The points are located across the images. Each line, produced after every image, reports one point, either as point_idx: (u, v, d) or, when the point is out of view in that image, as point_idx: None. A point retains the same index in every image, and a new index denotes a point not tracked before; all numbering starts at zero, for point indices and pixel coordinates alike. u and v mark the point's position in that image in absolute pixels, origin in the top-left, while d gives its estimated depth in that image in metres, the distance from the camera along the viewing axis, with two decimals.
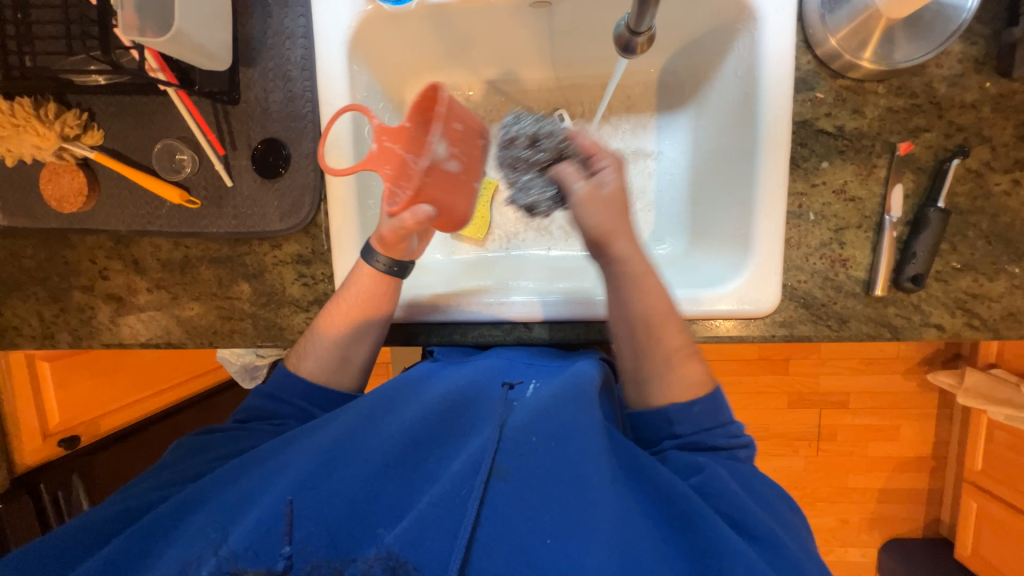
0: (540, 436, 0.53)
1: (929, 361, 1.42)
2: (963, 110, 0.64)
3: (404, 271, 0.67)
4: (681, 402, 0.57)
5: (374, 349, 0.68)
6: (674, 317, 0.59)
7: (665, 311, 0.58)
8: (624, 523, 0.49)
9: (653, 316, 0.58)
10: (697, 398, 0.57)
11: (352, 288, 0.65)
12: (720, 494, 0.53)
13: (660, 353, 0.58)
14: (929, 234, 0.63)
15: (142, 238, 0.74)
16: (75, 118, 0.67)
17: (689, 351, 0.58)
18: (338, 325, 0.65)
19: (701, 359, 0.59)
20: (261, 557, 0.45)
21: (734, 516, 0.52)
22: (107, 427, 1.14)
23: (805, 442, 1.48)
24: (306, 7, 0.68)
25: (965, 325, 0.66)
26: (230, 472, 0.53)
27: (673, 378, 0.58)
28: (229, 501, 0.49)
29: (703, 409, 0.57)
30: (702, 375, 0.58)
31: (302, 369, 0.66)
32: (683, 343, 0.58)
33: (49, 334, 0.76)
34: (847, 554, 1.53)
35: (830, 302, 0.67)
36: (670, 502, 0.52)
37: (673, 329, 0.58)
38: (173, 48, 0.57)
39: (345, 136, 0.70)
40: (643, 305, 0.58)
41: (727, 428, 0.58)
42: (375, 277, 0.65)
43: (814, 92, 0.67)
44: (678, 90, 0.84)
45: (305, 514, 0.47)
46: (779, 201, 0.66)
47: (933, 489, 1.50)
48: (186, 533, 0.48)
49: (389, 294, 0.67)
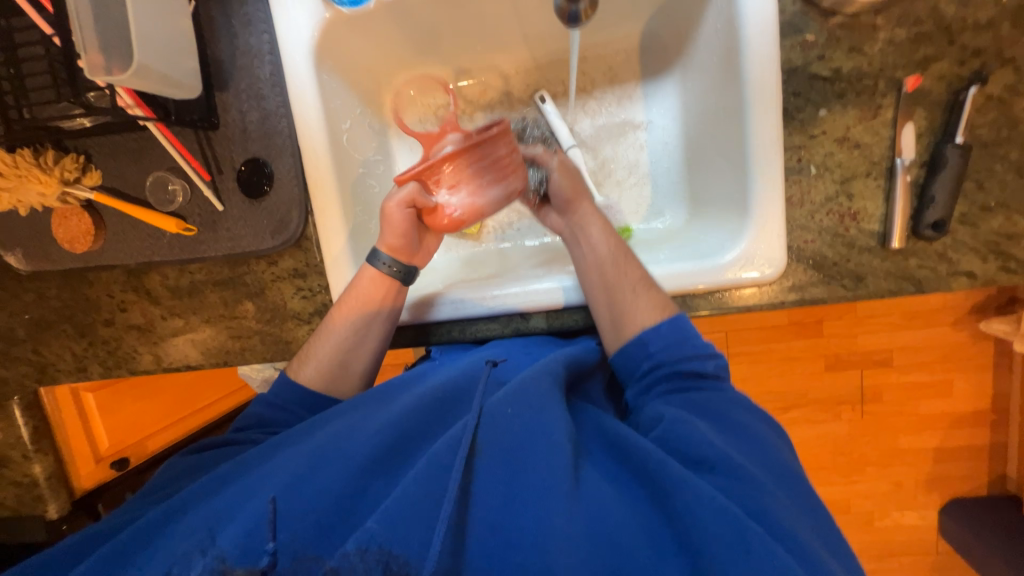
0: (514, 408, 0.54)
1: (980, 308, 1.31)
2: (977, 32, 0.58)
3: (407, 275, 0.69)
4: (648, 325, 0.61)
5: (376, 357, 0.70)
6: (623, 252, 0.66)
7: (616, 255, 0.65)
8: (601, 501, 0.49)
9: (605, 255, 0.66)
10: (659, 320, 0.61)
11: (352, 292, 0.67)
12: (684, 439, 0.52)
13: (625, 281, 0.63)
14: (947, 174, 0.58)
15: (151, 269, 0.77)
16: (73, 162, 0.70)
17: (647, 279, 0.64)
18: (339, 328, 0.67)
19: (657, 287, 0.64)
20: (248, 555, 0.46)
21: (700, 463, 0.51)
22: (154, 447, 1.22)
23: (846, 406, 1.41)
24: (269, 22, 0.68)
25: (999, 270, 0.60)
26: (223, 480, 0.55)
27: (637, 302, 0.62)
28: (219, 506, 0.51)
29: (670, 327, 0.60)
30: (661, 298, 0.63)
31: (302, 376, 0.68)
32: (639, 272, 0.64)
33: (83, 367, 0.81)
34: (904, 517, 1.45)
35: (842, 260, 0.63)
36: (653, 485, 0.50)
37: (632, 262, 0.65)
38: (139, 82, 0.59)
39: (323, 146, 0.70)
40: (603, 246, 0.66)
41: (693, 343, 0.60)
42: (375, 281, 0.67)
43: (804, 35, 0.61)
44: (661, 53, 0.79)
45: (290, 514, 0.48)
46: (774, 157, 0.61)
47: (996, 445, 1.40)
48: (176, 532, 0.50)
49: (389, 297, 0.69)
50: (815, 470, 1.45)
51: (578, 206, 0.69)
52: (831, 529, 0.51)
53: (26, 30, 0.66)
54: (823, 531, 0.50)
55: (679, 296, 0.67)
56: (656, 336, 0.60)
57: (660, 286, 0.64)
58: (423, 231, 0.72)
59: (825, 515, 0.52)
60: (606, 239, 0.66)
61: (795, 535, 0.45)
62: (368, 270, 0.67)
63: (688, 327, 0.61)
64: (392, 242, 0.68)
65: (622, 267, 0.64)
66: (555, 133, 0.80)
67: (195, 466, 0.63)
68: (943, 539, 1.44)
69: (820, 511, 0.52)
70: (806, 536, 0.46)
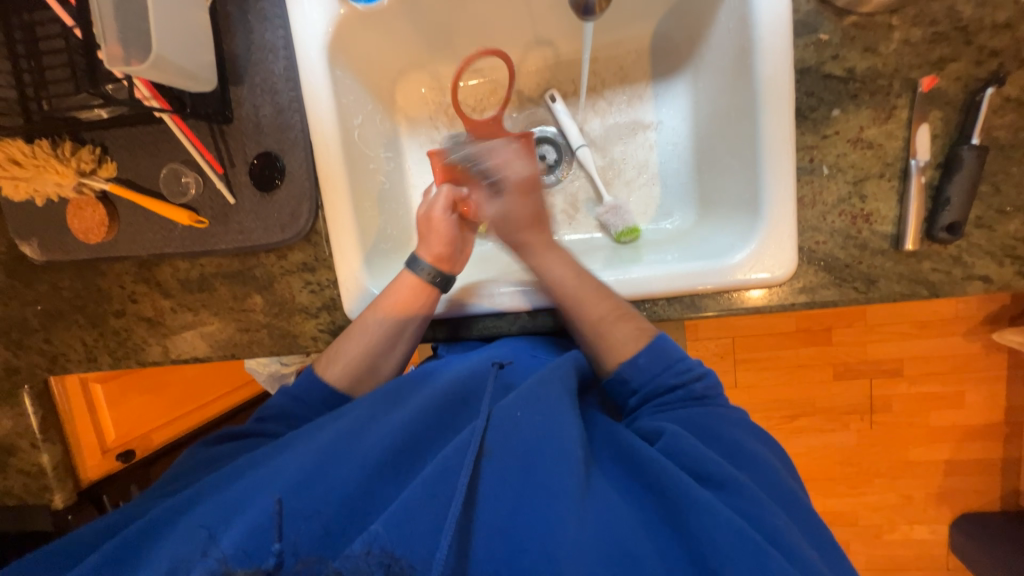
0: (523, 412, 0.54)
1: (994, 319, 1.29)
2: (995, 33, 0.57)
3: (445, 284, 0.69)
4: (627, 358, 0.61)
5: (402, 360, 0.70)
6: (590, 284, 0.63)
7: (581, 289, 0.63)
8: (607, 510, 0.49)
9: (567, 288, 0.63)
10: (638, 350, 0.61)
11: (390, 295, 0.67)
12: (692, 455, 0.52)
13: (591, 320, 0.62)
14: (963, 176, 0.57)
15: (163, 261, 0.78)
16: (89, 154, 0.71)
17: (621, 312, 0.62)
18: (370, 331, 0.67)
19: (637, 316, 0.63)
20: (252, 557, 0.45)
21: (705, 474, 0.51)
22: (160, 440, 1.23)
23: (855, 415, 1.39)
24: (284, 18, 0.70)
25: (1016, 274, 0.59)
26: (228, 476, 0.55)
27: (609, 339, 0.62)
28: (224, 503, 0.51)
29: (649, 358, 0.60)
30: (636, 331, 0.61)
31: (329, 375, 0.67)
32: (607, 308, 0.62)
33: (93, 357, 0.82)
34: (913, 531, 1.43)
35: (854, 262, 0.62)
36: (660, 495, 0.50)
37: (597, 295, 0.62)
38: (157, 74, 0.60)
39: (334, 141, 0.70)
40: (558, 287, 0.64)
41: (674, 365, 0.60)
42: (415, 288, 0.67)
43: (817, 34, 0.61)
44: (672, 53, 0.79)
45: (297, 512, 0.48)
46: (786, 157, 0.61)
47: (1009, 459, 1.37)
48: (185, 525, 0.51)
49: (424, 305, 0.68)
50: (822, 481, 1.43)
51: (530, 234, 0.66)
52: (836, 551, 0.50)
53: (48, 24, 0.67)
54: (830, 555, 0.49)
55: (687, 296, 0.66)
56: (636, 369, 0.60)
57: (634, 317, 0.62)
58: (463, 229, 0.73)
59: (834, 541, 0.51)
60: (568, 271, 0.64)
61: (806, 556, 0.45)
62: (407, 277, 0.68)
63: (671, 350, 0.60)
64: (437, 250, 0.69)
65: (580, 303, 0.63)
66: (566, 133, 0.82)
67: (203, 458, 0.64)
68: (953, 555, 1.41)
69: (826, 534, 0.51)
70: (815, 557, 0.46)
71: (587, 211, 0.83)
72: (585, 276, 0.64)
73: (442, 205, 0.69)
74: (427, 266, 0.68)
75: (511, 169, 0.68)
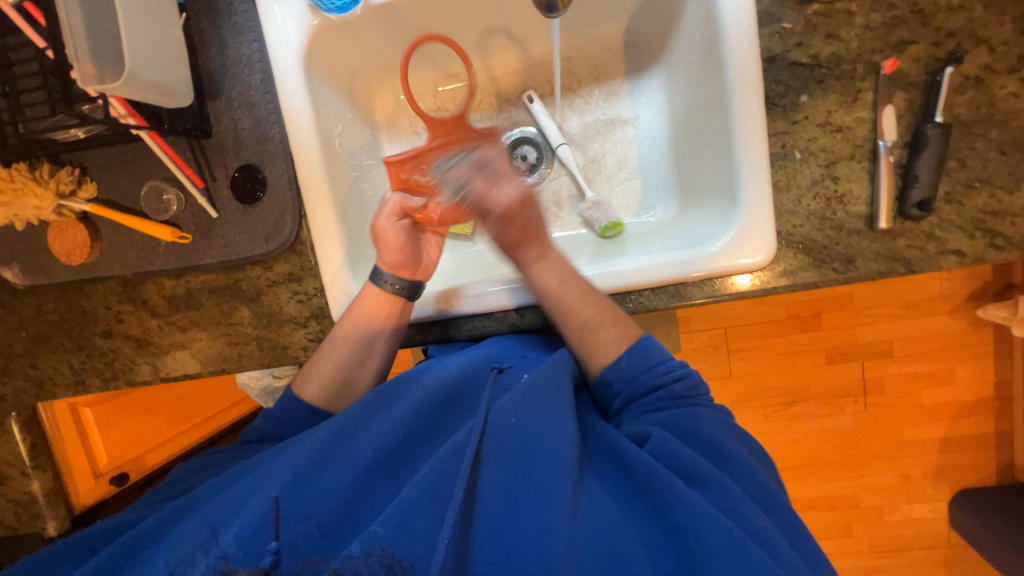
0: (518, 415, 0.54)
1: (978, 296, 1.32)
2: (950, 14, 0.59)
3: (412, 292, 0.70)
4: (610, 361, 0.62)
5: (378, 373, 0.71)
6: (578, 288, 0.63)
7: (566, 294, 0.63)
8: (599, 510, 0.49)
9: (553, 294, 0.64)
10: (621, 352, 0.61)
11: (357, 308, 0.67)
12: (678, 454, 0.52)
13: (573, 325, 0.63)
14: (930, 153, 0.59)
15: (147, 279, 0.78)
16: (68, 175, 0.70)
17: (604, 317, 0.62)
18: (343, 344, 0.68)
19: (621, 323, 0.63)
20: (251, 556, 0.46)
21: (692, 473, 0.51)
22: (154, 461, 1.22)
23: (850, 399, 1.40)
24: (258, 31, 0.70)
25: (987, 247, 0.61)
26: (221, 483, 0.55)
27: (593, 343, 0.63)
28: (218, 509, 0.51)
29: (630, 360, 0.60)
30: (619, 335, 0.62)
31: (306, 394, 0.68)
32: (594, 313, 0.62)
33: (80, 380, 0.81)
34: (913, 510, 1.44)
35: (832, 243, 0.63)
36: (652, 495, 0.50)
37: (591, 297, 0.63)
38: (132, 90, 0.60)
39: (314, 150, 0.71)
40: (546, 296, 0.64)
41: (653, 367, 0.60)
42: (379, 299, 0.68)
43: (781, 23, 0.63)
44: (645, 50, 0.81)
45: (292, 513, 0.48)
46: (759, 144, 0.62)
47: (1001, 432, 1.39)
48: (178, 532, 0.50)
49: (392, 315, 0.69)
50: (821, 466, 1.44)
51: (523, 248, 0.64)
52: (815, 551, 0.51)
53: (21, 48, 0.67)
54: (807, 554, 0.50)
55: (671, 285, 0.67)
56: (617, 371, 0.61)
57: (620, 320, 0.63)
58: (420, 234, 0.73)
59: (812, 538, 0.52)
60: (554, 278, 0.64)
61: (787, 556, 0.46)
62: (373, 290, 0.68)
63: (655, 352, 0.60)
64: (392, 258, 0.69)
65: (568, 304, 0.63)
66: (546, 133, 0.82)
67: (199, 474, 0.64)
68: (954, 532, 1.42)
69: (804, 534, 0.52)
70: (795, 557, 0.46)
71: (571, 208, 0.83)
72: (569, 281, 0.63)
73: (389, 212, 0.70)
74: (388, 274, 0.68)
75: (491, 191, 0.62)
